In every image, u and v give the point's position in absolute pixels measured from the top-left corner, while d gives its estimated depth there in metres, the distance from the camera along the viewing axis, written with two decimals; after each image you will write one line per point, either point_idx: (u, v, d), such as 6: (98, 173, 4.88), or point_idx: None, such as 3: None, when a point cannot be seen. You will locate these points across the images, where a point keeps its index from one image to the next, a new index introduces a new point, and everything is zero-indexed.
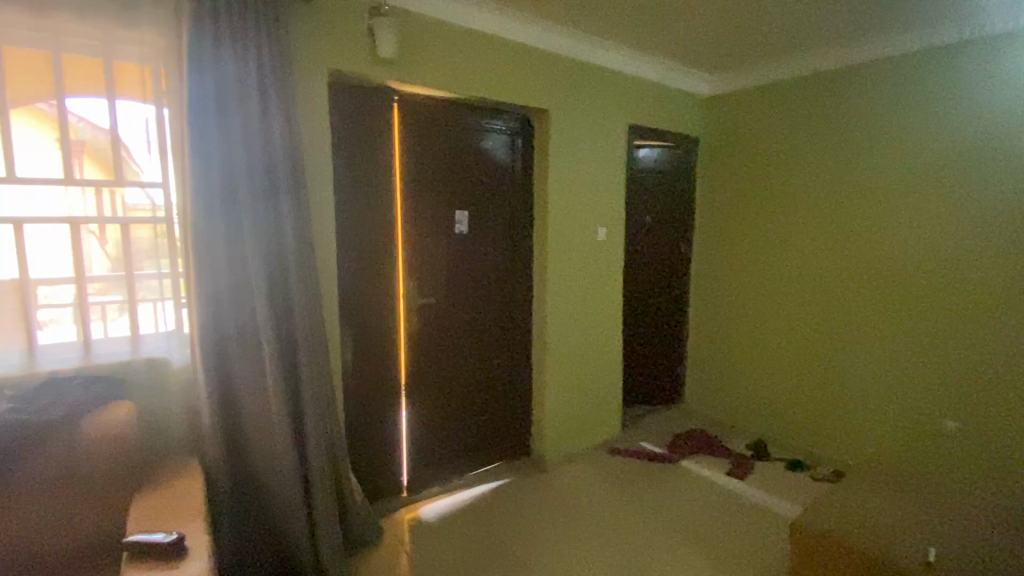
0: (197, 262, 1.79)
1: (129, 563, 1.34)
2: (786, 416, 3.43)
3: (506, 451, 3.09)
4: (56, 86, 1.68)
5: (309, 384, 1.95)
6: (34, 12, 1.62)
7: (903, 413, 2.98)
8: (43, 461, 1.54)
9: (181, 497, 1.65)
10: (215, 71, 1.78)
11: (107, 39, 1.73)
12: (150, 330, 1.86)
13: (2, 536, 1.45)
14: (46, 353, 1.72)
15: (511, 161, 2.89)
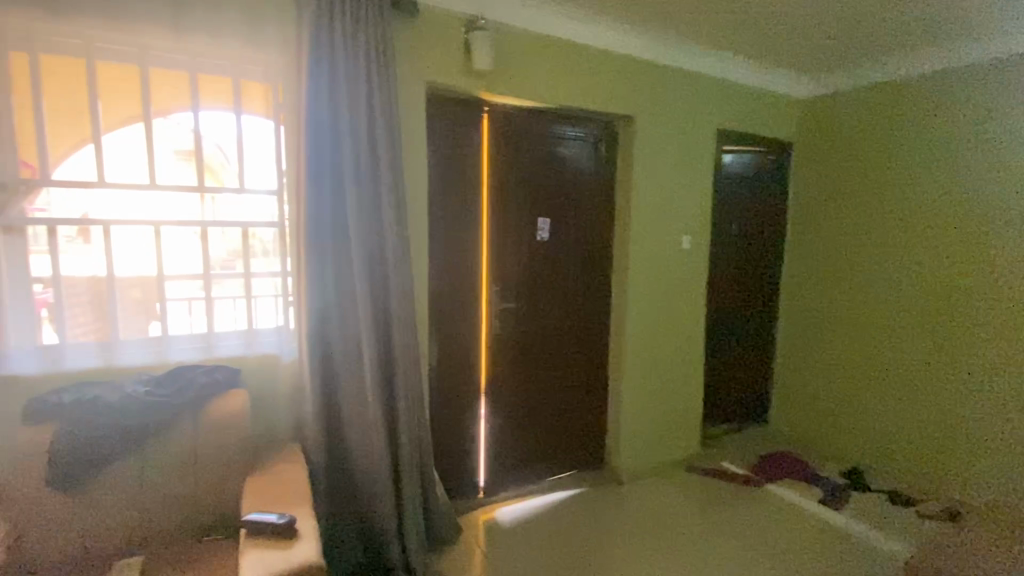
0: (309, 261, 1.92)
1: (248, 538, 1.46)
2: (825, 412, 3.44)
3: (581, 461, 3.05)
4: (193, 101, 1.86)
5: (402, 381, 2.05)
6: (179, 36, 1.81)
7: (941, 448, 2.94)
8: (173, 441, 1.70)
9: (288, 481, 1.75)
10: (330, 86, 1.91)
11: (237, 60, 1.90)
12: (263, 326, 2.04)
13: (140, 502, 1.64)
14: (176, 343, 1.92)
15: (597, 169, 2.87)
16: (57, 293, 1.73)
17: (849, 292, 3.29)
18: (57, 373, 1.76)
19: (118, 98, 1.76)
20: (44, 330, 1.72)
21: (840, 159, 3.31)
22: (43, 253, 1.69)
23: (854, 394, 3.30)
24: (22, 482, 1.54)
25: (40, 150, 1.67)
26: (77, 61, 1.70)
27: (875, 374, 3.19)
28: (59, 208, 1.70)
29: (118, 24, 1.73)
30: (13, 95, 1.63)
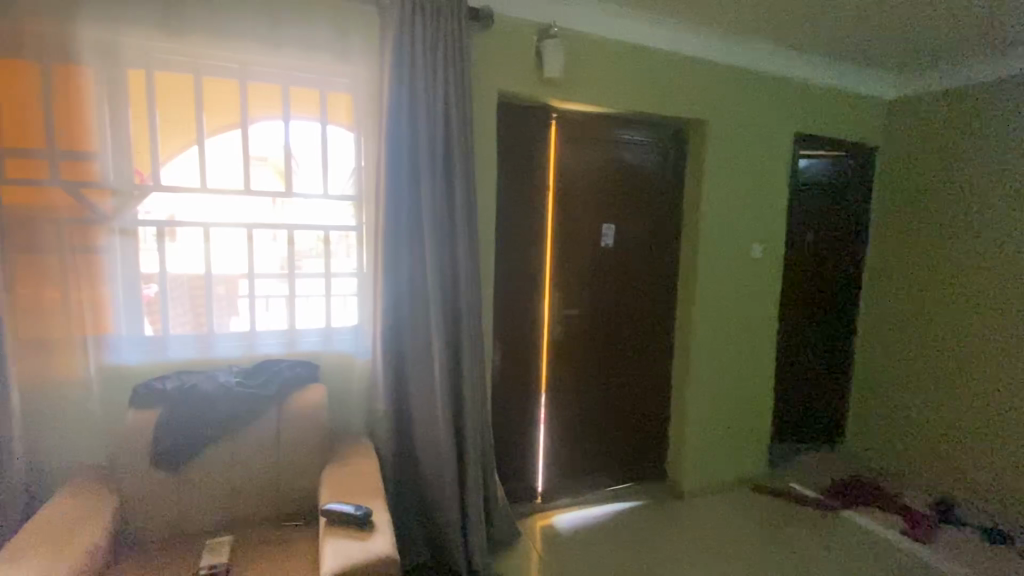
0: (385, 263, 2.01)
1: (328, 527, 1.53)
2: (908, 427, 3.22)
3: (642, 472, 2.99)
4: (284, 112, 1.98)
5: (469, 381, 2.09)
6: (274, 50, 1.94)
7: None
8: (259, 430, 1.82)
9: (361, 474, 1.82)
10: (409, 95, 1.99)
11: (325, 73, 2.01)
12: (340, 325, 2.14)
13: (229, 486, 1.76)
14: (263, 338, 2.05)
15: (665, 175, 2.81)
16: (161, 288, 1.88)
17: (957, 297, 3.00)
18: (160, 362, 1.92)
19: (219, 110, 1.91)
20: (151, 323, 1.89)
21: (952, 151, 3.00)
22: (151, 252, 1.86)
23: (940, 388, 3.07)
24: (130, 459, 1.69)
25: (151, 158, 1.83)
26: (185, 77, 1.85)
27: (975, 387, 2.93)
28: (166, 212, 1.86)
29: (222, 40, 1.87)
30: (130, 108, 1.80)
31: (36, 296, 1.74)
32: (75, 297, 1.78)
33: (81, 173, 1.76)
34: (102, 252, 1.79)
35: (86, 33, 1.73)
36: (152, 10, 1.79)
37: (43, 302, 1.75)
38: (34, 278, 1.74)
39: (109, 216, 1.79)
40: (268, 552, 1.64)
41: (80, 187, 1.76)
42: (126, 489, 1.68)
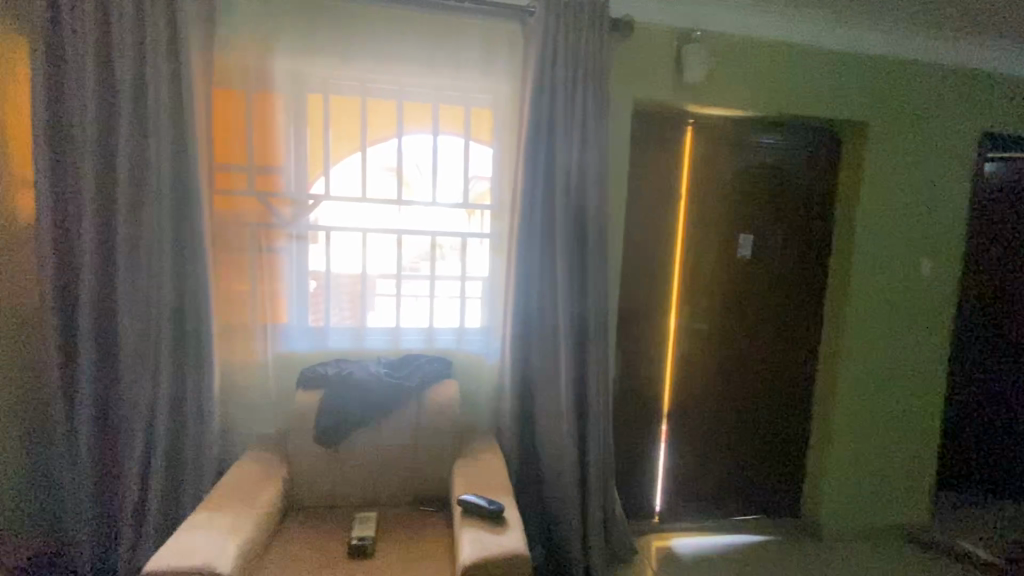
0: (517, 269, 2.09)
1: (463, 517, 1.62)
2: None
3: (774, 507, 2.74)
4: (433, 126, 2.14)
5: (594, 389, 2.11)
6: (428, 72, 2.11)
7: None
8: (401, 418, 1.98)
9: (491, 470, 1.90)
10: (550, 107, 2.05)
11: (471, 90, 2.14)
12: (472, 326, 2.26)
13: (374, 468, 1.94)
14: (406, 334, 2.24)
15: (813, 182, 2.57)
16: (325, 285, 2.14)
17: None
18: (321, 351, 2.18)
19: (380, 128, 2.12)
20: (317, 316, 2.15)
21: None
22: (319, 253, 2.12)
23: None
24: (298, 434, 1.93)
25: (324, 172, 2.10)
26: (354, 99, 2.09)
27: None
28: (332, 217, 2.12)
29: (386, 66, 2.09)
30: (309, 128, 2.07)
31: (231, 288, 2.03)
32: (260, 291, 2.05)
33: (270, 184, 2.04)
34: (281, 252, 2.07)
35: (281, 64, 2.01)
36: (332, 41, 2.04)
37: (232, 292, 2.04)
38: (231, 273, 2.03)
39: (288, 222, 2.07)
40: (406, 534, 1.78)
41: (269, 197, 2.05)
42: (294, 459, 1.92)
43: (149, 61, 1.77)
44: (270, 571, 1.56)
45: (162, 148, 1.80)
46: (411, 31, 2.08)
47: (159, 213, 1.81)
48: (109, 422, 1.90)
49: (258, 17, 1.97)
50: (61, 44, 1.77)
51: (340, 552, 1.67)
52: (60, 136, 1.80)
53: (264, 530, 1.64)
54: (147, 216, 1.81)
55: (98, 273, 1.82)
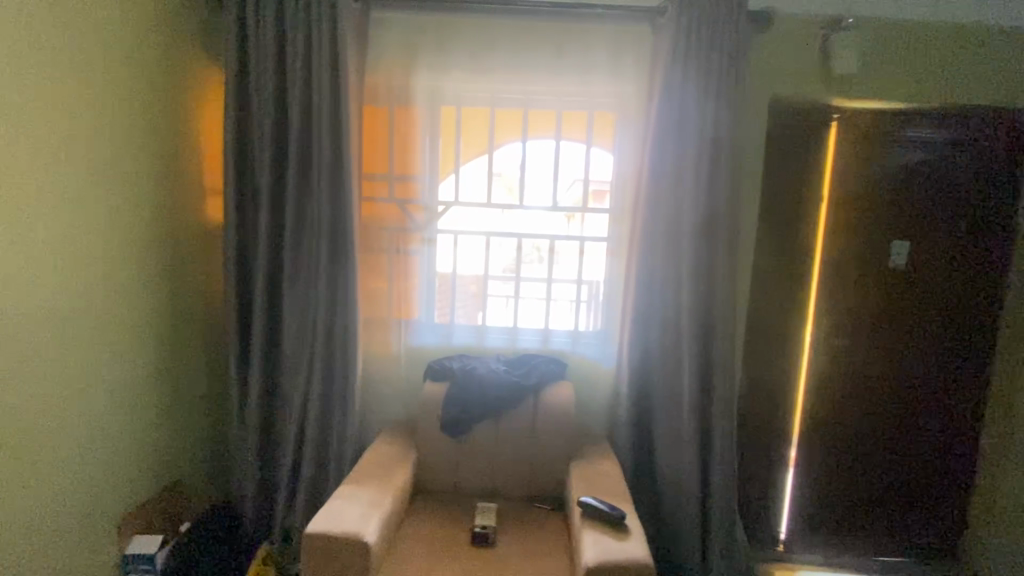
0: (638, 272, 2.08)
1: (583, 518, 1.63)
2: None
3: (927, 551, 2.40)
4: (557, 130, 2.18)
5: (722, 401, 2.02)
6: (556, 77, 2.15)
7: None
8: (519, 416, 2.04)
9: (609, 476, 1.89)
10: (679, 109, 2.00)
11: (595, 95, 2.16)
12: (588, 329, 2.27)
13: (495, 462, 2.03)
14: (524, 334, 2.31)
15: (989, 178, 2.19)
16: (453, 284, 2.29)
17: None
18: (446, 346, 2.33)
19: (506, 135, 2.21)
20: (445, 313, 2.31)
21: None
22: (448, 255, 2.27)
23: None
24: (427, 423, 2.06)
25: (453, 178, 2.24)
26: (483, 109, 2.20)
27: None
28: (461, 222, 2.26)
29: (515, 74, 2.16)
30: (442, 137, 2.22)
31: (371, 285, 2.23)
32: (395, 288, 2.23)
33: (408, 191, 2.22)
34: (414, 253, 2.24)
35: (421, 78, 2.18)
36: (466, 52, 2.16)
37: (371, 290, 2.23)
38: (372, 272, 2.23)
39: (421, 225, 2.24)
40: (523, 529, 1.83)
41: (406, 202, 2.22)
42: (421, 447, 2.05)
43: (315, 82, 2.01)
44: (404, 548, 1.70)
45: (324, 157, 2.03)
46: (539, 39, 2.14)
47: (319, 217, 2.05)
48: (273, 402, 2.18)
49: (404, 35, 2.15)
50: (247, 70, 2.06)
51: (465, 538, 1.77)
52: (244, 150, 2.09)
53: (398, 509, 1.78)
54: (310, 220, 2.08)
55: (269, 269, 2.10)
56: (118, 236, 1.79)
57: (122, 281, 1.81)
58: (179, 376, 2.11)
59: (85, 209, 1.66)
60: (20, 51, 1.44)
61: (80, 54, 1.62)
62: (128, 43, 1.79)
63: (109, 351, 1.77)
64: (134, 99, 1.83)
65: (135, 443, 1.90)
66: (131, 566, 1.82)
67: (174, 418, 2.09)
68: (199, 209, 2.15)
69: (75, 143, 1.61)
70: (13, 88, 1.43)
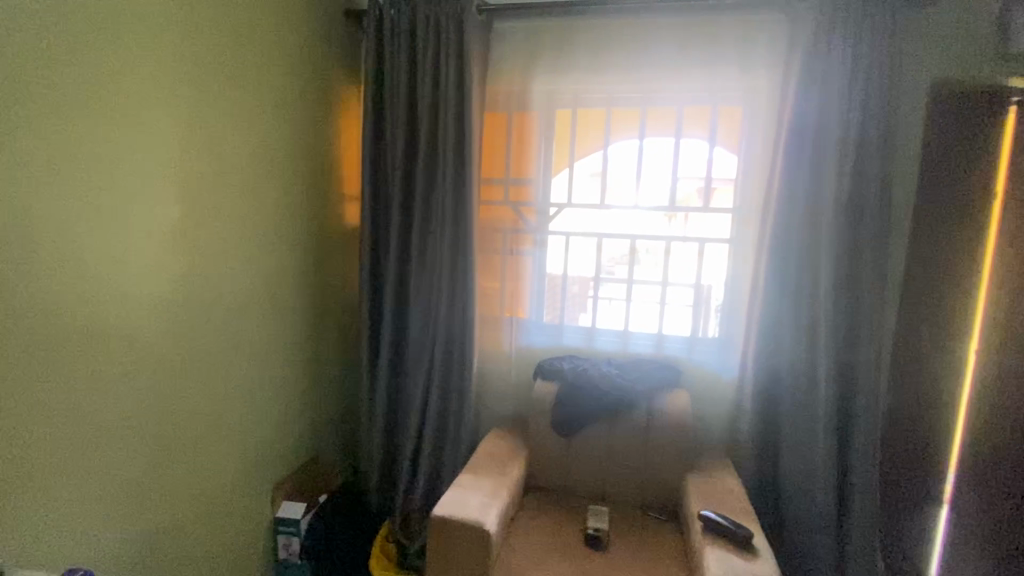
0: (765, 275, 1.97)
1: (704, 534, 1.57)
2: None
3: None
4: (677, 128, 2.11)
5: (865, 415, 1.86)
6: (678, 75, 2.09)
7: None
8: (630, 422, 1.99)
9: (730, 491, 1.80)
10: (818, 102, 1.87)
11: (718, 90, 2.06)
12: (706, 335, 2.17)
13: (609, 466, 2.01)
14: (637, 338, 2.26)
15: None
16: (563, 285, 2.30)
17: None
18: (556, 346, 2.36)
19: (623, 135, 2.18)
20: (557, 314, 2.33)
21: None
22: (558, 256, 2.29)
23: None
24: (537, 422, 2.08)
25: (567, 172, 2.24)
26: (598, 111, 2.19)
27: None
28: (573, 224, 2.27)
29: (634, 74, 2.13)
30: (556, 140, 2.25)
31: (485, 285, 2.31)
32: (508, 288, 2.30)
33: (522, 195, 2.28)
34: (527, 255, 2.29)
35: (538, 83, 2.23)
36: (585, 55, 2.17)
37: (486, 289, 2.32)
38: (487, 272, 2.31)
39: (533, 228, 2.29)
40: (635, 537, 1.80)
41: (519, 205, 2.28)
42: (532, 444, 2.08)
43: (442, 92, 2.14)
44: (518, 541, 1.75)
45: (449, 162, 2.16)
46: (662, 37, 2.09)
47: (444, 219, 2.19)
48: (397, 392, 2.36)
49: (524, 43, 2.21)
50: (383, 84, 2.24)
51: (577, 538, 1.78)
52: (378, 159, 2.29)
53: (512, 504, 1.83)
54: (434, 223, 2.22)
55: (398, 268, 2.28)
56: (277, 238, 2.04)
57: (278, 278, 2.07)
58: (322, 363, 2.36)
59: (253, 215, 1.92)
60: (210, 81, 1.70)
61: (251, 80, 1.87)
62: (285, 65, 2.02)
63: (266, 339, 2.03)
64: (291, 118, 2.07)
65: (286, 420, 2.16)
66: (282, 528, 2.07)
67: (317, 399, 2.35)
68: (339, 213, 2.38)
69: (246, 157, 1.87)
70: (202, 112, 1.68)
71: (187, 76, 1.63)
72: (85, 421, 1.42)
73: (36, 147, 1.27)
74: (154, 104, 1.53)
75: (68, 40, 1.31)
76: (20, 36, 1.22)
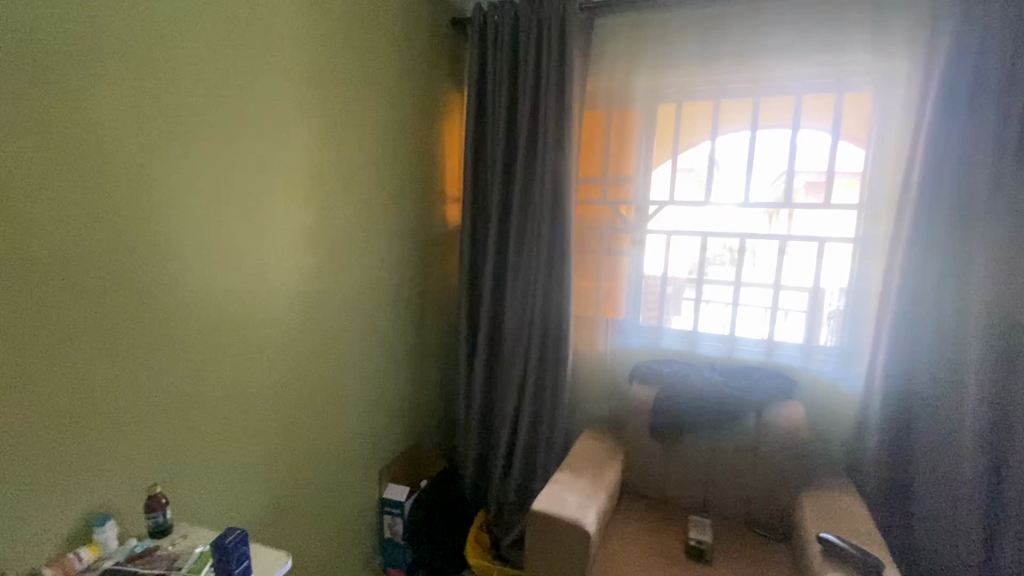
0: (900, 277, 1.77)
1: (823, 558, 1.45)
2: None
3: None
4: (795, 119, 1.96)
5: None
6: (797, 62, 1.94)
7: None
8: (737, 432, 1.88)
9: (852, 512, 1.65)
10: (971, 82, 1.66)
11: (845, 74, 1.89)
12: (825, 343, 2.00)
13: (712, 476, 1.92)
14: (744, 344, 2.14)
15: None
16: (663, 286, 2.23)
17: None
18: (654, 349, 2.29)
19: (733, 127, 2.06)
20: (655, 315, 2.26)
21: None
22: (657, 255, 2.22)
23: None
24: (634, 425, 2.03)
25: (670, 165, 2.16)
26: (706, 103, 2.09)
27: None
28: (675, 223, 2.18)
29: (747, 62, 2.02)
30: (658, 136, 2.17)
31: (581, 284, 2.30)
32: (604, 288, 2.27)
33: (621, 193, 2.23)
34: (625, 254, 2.25)
35: (641, 79, 2.17)
36: (693, 47, 2.09)
37: (582, 288, 2.30)
38: (584, 271, 2.30)
39: (632, 227, 2.23)
40: (739, 554, 1.71)
41: (619, 203, 2.23)
42: (629, 447, 2.04)
43: (543, 94, 2.16)
44: (614, 546, 1.73)
45: (547, 161, 2.17)
46: (784, 21, 1.95)
47: (541, 218, 2.20)
48: (493, 386, 2.43)
49: (627, 38, 2.17)
50: (485, 87, 2.31)
51: (679, 548, 1.72)
52: (479, 160, 2.36)
53: (609, 507, 1.82)
54: (531, 223, 2.25)
55: (496, 266, 2.34)
56: (388, 238, 2.17)
57: (389, 276, 2.21)
58: (424, 356, 2.48)
59: (368, 216, 2.06)
60: (338, 92, 1.84)
61: (370, 89, 2.00)
62: (397, 74, 2.14)
63: (377, 331, 2.17)
64: (403, 124, 2.19)
65: (392, 408, 2.30)
66: (387, 507, 2.21)
67: (420, 391, 2.48)
68: (441, 213, 2.49)
69: (365, 162, 2.01)
70: (331, 122, 1.83)
71: (316, 87, 1.75)
72: (236, 405, 1.57)
73: (203, 156, 1.40)
74: (293, 114, 1.67)
75: (228, 57, 1.44)
76: (190, 55, 1.34)
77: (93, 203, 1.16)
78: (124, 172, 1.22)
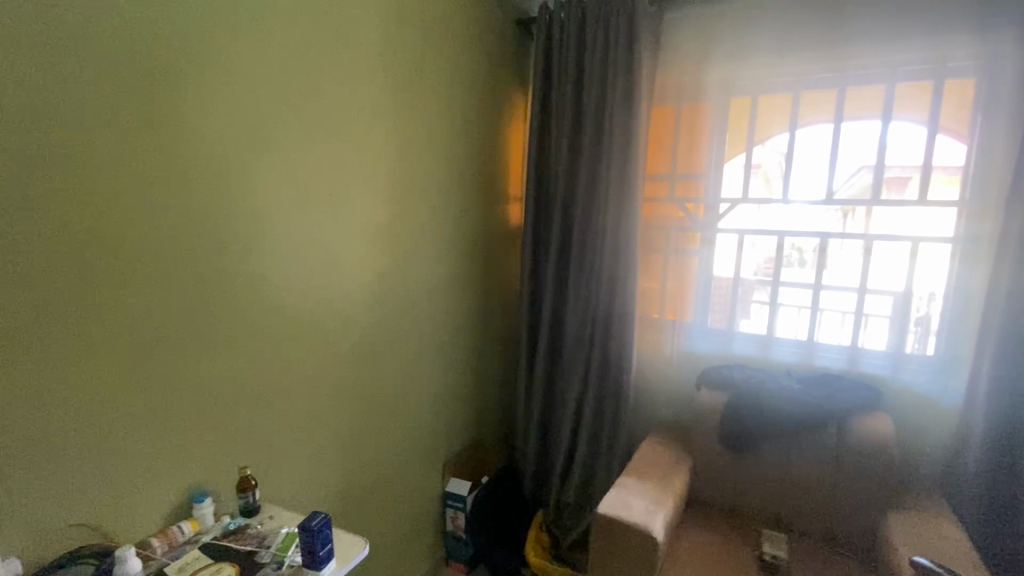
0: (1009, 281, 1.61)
1: None
2: None
3: None
4: (885, 110, 1.82)
5: None
6: (887, 49, 1.82)
7: None
8: (815, 443, 1.79)
9: (948, 535, 1.51)
10: None
11: (943, 60, 1.74)
12: (917, 352, 1.84)
13: (786, 488, 1.83)
14: (824, 351, 2.01)
15: None
16: (734, 288, 2.14)
17: None
18: (723, 353, 2.20)
19: (814, 120, 1.94)
20: (726, 318, 2.17)
21: None
22: (728, 255, 2.13)
23: None
24: (702, 431, 1.96)
25: (744, 161, 2.06)
26: (784, 96, 1.99)
27: None
28: (748, 221, 2.09)
29: (830, 52, 1.90)
30: (731, 131, 2.08)
31: (646, 284, 2.24)
32: (670, 288, 2.20)
33: (690, 190, 2.14)
34: (694, 254, 2.16)
35: (713, 71, 2.09)
36: (770, 38, 2.00)
37: (647, 288, 2.24)
38: (649, 271, 2.24)
39: (701, 225, 2.15)
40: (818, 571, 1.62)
41: (686, 202, 2.16)
42: (696, 454, 1.98)
43: (609, 92, 2.13)
44: (680, 555, 1.69)
45: (612, 159, 2.14)
46: (872, 7, 1.83)
47: (606, 217, 2.17)
48: (553, 386, 2.42)
49: (699, 30, 2.10)
50: (549, 86, 2.30)
51: (750, 562, 1.65)
52: (542, 159, 2.36)
53: (676, 514, 1.77)
54: (595, 222, 2.22)
55: (558, 265, 2.33)
56: (453, 237, 2.22)
57: (454, 274, 2.25)
58: (486, 354, 2.51)
59: (435, 216, 2.11)
60: (408, 95, 1.90)
61: (438, 92, 2.05)
62: (463, 76, 2.18)
63: (442, 329, 2.22)
64: (468, 125, 2.23)
65: (455, 404, 2.34)
66: (449, 501, 2.26)
67: (481, 388, 2.51)
68: (504, 213, 2.51)
69: (432, 163, 2.06)
70: (401, 125, 1.89)
71: (387, 91, 1.81)
72: (313, 396, 1.66)
73: (286, 160, 1.48)
74: (366, 118, 1.73)
75: (309, 64, 1.52)
76: (275, 64, 1.42)
77: (193, 204, 1.26)
78: (218, 176, 1.31)
